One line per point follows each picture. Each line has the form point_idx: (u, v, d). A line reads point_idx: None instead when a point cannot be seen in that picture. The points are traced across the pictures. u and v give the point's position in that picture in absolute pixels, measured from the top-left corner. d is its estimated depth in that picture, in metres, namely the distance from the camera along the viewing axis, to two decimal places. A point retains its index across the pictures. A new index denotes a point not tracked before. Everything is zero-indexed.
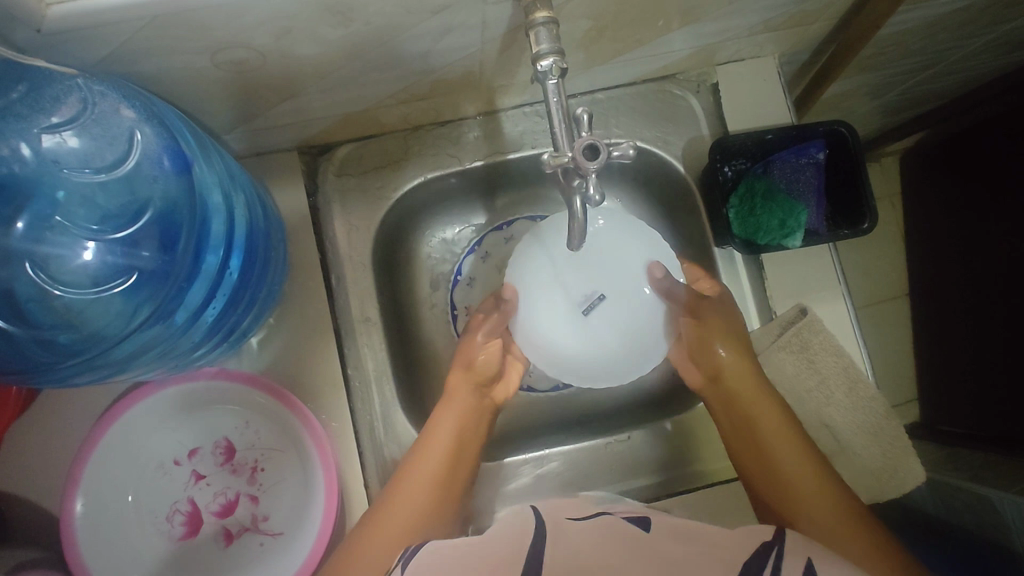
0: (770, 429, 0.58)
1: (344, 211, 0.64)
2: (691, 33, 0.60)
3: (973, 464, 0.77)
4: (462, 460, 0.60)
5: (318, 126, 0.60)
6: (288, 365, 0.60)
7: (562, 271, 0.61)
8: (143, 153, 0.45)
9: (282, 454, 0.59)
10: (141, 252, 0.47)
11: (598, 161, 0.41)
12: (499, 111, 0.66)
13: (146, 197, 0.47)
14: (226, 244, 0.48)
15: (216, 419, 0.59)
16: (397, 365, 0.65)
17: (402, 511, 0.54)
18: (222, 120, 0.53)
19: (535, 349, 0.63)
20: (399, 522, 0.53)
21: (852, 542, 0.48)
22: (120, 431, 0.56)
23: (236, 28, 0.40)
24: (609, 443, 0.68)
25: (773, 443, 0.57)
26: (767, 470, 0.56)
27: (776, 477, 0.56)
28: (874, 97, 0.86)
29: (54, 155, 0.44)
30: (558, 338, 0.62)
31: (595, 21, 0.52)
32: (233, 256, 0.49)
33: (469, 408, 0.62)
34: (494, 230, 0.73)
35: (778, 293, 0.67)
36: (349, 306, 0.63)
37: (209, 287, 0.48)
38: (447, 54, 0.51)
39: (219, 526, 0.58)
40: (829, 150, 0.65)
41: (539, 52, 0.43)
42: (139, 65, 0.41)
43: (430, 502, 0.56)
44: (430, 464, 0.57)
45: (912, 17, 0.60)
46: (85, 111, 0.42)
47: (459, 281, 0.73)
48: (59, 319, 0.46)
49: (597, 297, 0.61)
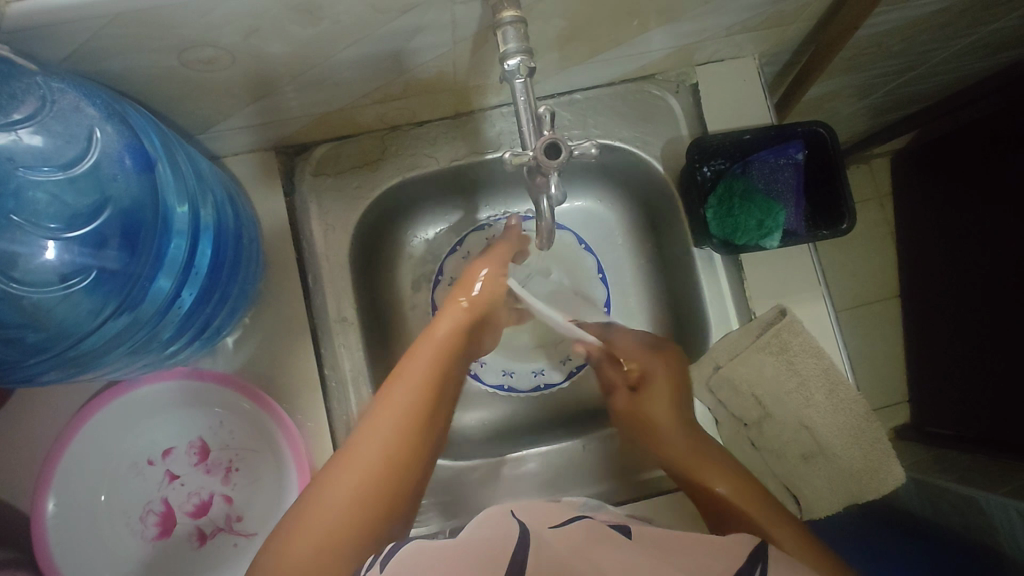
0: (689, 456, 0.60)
1: (321, 211, 0.64)
2: (669, 33, 0.60)
3: (959, 465, 0.77)
4: (438, 408, 0.53)
5: (295, 126, 0.59)
6: (265, 364, 0.60)
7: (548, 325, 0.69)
8: (104, 151, 0.45)
9: (258, 454, 0.58)
10: (108, 251, 0.47)
11: (560, 159, 0.40)
12: (478, 111, 0.66)
13: (112, 195, 0.47)
14: (191, 237, 0.48)
15: (189, 420, 0.58)
16: (375, 366, 0.65)
17: (354, 469, 0.46)
18: (195, 120, 0.53)
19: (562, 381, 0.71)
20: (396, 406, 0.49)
21: (784, 539, 0.50)
22: (91, 431, 0.56)
23: (203, 26, 0.40)
24: (585, 446, 0.68)
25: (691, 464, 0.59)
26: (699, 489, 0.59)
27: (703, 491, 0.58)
28: (860, 97, 0.86)
29: (10, 153, 0.43)
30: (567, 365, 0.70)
31: (568, 21, 0.52)
32: (200, 246, 0.49)
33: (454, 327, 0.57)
34: (475, 230, 0.71)
35: (758, 293, 0.67)
36: (326, 306, 0.63)
37: (177, 279, 0.48)
38: (418, 54, 0.51)
39: (193, 526, 0.57)
40: (808, 150, 0.65)
41: (506, 52, 0.43)
42: (104, 64, 0.41)
43: (416, 427, 0.50)
44: (436, 346, 0.55)
45: (889, 18, 0.61)
46: (44, 108, 0.42)
47: (441, 281, 0.71)
48: (26, 318, 0.46)
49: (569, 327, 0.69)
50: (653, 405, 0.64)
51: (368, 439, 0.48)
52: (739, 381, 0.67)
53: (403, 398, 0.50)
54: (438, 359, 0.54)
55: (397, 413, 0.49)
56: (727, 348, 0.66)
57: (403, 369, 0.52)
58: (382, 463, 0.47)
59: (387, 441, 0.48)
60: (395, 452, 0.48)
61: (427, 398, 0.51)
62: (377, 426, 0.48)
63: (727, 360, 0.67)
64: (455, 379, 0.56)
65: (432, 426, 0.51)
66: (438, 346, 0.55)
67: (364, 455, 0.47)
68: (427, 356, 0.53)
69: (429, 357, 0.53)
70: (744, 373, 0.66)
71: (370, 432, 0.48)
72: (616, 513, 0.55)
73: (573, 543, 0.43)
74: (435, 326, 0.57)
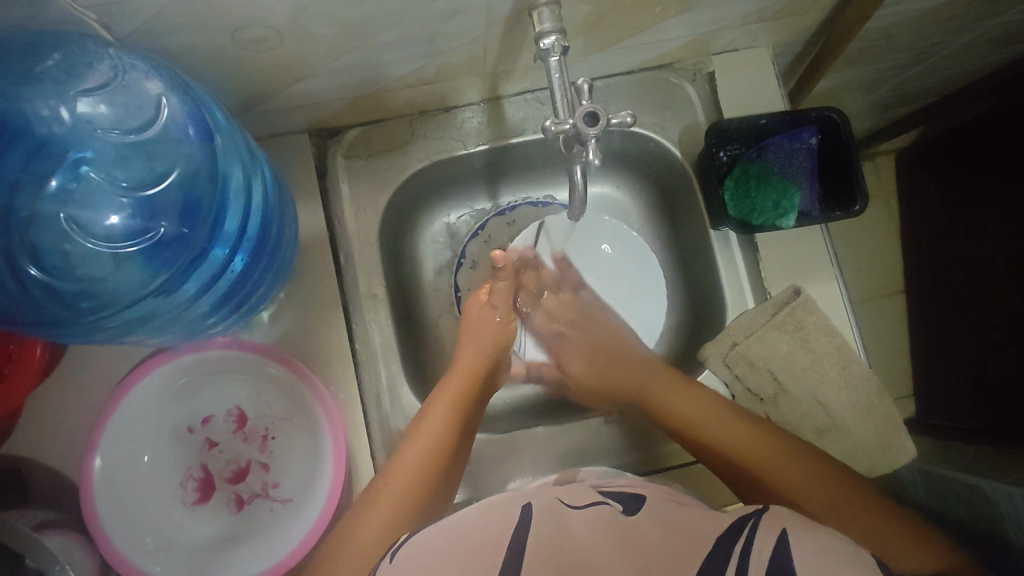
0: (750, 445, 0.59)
1: (353, 192, 0.67)
2: (687, 21, 0.62)
3: (966, 455, 0.79)
4: (465, 433, 0.61)
5: (329, 109, 0.62)
6: (300, 337, 0.63)
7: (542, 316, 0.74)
8: (171, 119, 0.47)
9: (293, 423, 0.61)
10: (160, 220, 0.49)
11: (598, 126, 0.43)
12: (502, 97, 0.69)
13: (171, 163, 0.49)
14: (240, 228, 0.51)
15: (228, 390, 0.61)
16: (402, 342, 0.68)
17: (397, 485, 0.55)
18: (237, 100, 0.55)
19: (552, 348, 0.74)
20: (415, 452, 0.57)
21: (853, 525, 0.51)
22: (137, 395, 0.58)
23: (255, 6, 0.42)
24: (609, 419, 0.70)
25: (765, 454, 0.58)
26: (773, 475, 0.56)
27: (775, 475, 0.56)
28: (867, 90, 0.88)
29: (89, 118, 0.46)
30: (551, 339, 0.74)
31: (595, 7, 0.55)
32: (241, 246, 0.51)
33: (471, 375, 0.64)
34: (496, 214, 0.74)
35: (773, 274, 0.69)
36: (357, 284, 0.66)
37: (215, 269, 0.51)
38: (453, 38, 0.54)
39: (231, 492, 0.60)
40: (821, 135, 0.67)
41: (542, 31, 0.46)
42: (164, 40, 0.44)
43: (428, 465, 0.57)
44: (449, 397, 0.62)
45: (897, 10, 0.64)
46: (115, 78, 0.44)
47: (463, 264, 0.73)
48: (81, 284, 0.48)
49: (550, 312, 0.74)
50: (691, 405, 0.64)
51: (392, 479, 0.56)
52: (755, 358, 0.68)
53: (433, 425, 0.59)
54: (449, 405, 0.61)
55: (429, 436, 0.58)
56: (743, 326, 0.68)
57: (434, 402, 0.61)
58: (417, 481, 0.56)
59: (421, 457, 0.57)
60: (430, 470, 0.57)
61: (456, 424, 0.60)
62: (400, 465, 0.57)
63: (743, 338, 0.68)
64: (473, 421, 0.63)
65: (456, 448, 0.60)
66: (463, 380, 0.63)
67: (404, 475, 0.56)
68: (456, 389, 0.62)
69: (441, 406, 0.61)
70: (760, 350, 0.68)
71: (404, 456, 0.57)
72: (638, 481, 0.57)
73: (576, 532, 0.47)
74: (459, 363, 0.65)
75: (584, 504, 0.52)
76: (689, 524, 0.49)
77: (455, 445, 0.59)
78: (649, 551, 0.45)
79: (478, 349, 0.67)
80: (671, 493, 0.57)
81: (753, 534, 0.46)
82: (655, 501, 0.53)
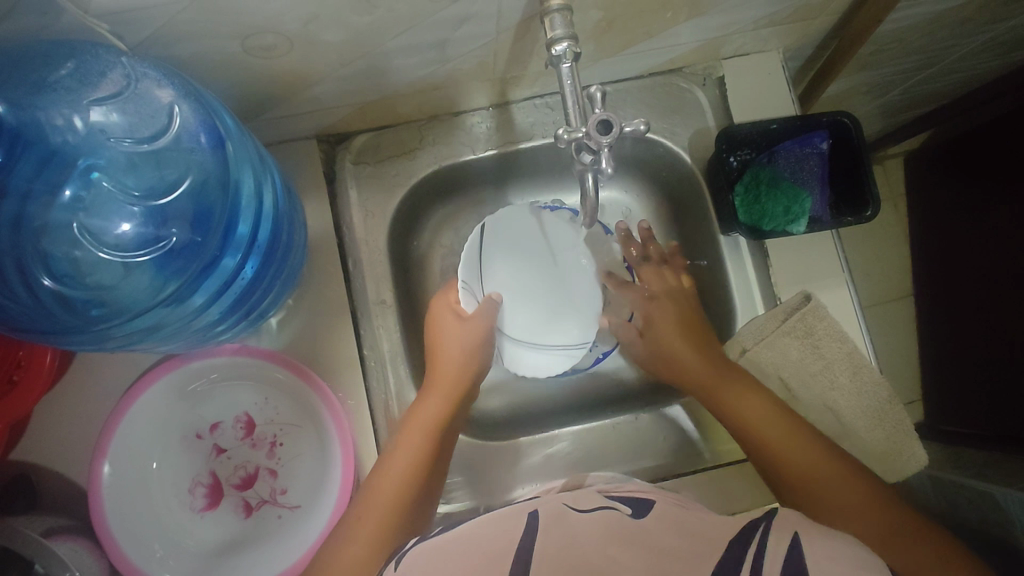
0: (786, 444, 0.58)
1: (361, 198, 0.67)
2: (697, 27, 0.62)
3: (977, 461, 0.79)
4: (440, 455, 0.59)
5: (339, 114, 0.62)
6: (308, 343, 0.62)
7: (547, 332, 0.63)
8: (182, 126, 0.47)
9: (301, 429, 0.61)
10: (171, 227, 0.50)
11: (611, 135, 0.43)
12: (511, 103, 0.68)
13: (182, 171, 0.49)
14: (250, 236, 0.51)
15: (238, 396, 0.61)
16: (410, 347, 0.67)
17: (373, 512, 0.54)
18: (246, 106, 0.55)
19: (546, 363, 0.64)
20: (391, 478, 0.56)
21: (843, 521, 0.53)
22: (146, 402, 0.58)
23: (267, 14, 0.42)
24: (617, 423, 0.69)
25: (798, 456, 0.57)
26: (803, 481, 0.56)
27: (804, 481, 0.56)
28: (878, 94, 0.88)
29: (102, 127, 0.46)
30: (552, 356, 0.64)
31: (605, 12, 0.54)
32: (252, 252, 0.51)
33: (449, 391, 0.62)
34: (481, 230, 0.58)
35: (784, 280, 0.68)
36: (366, 289, 0.65)
37: (226, 277, 0.51)
38: (463, 45, 0.53)
39: (239, 498, 0.59)
40: (833, 140, 0.67)
41: (554, 38, 0.45)
42: (174, 49, 0.43)
43: (403, 490, 0.56)
44: (425, 417, 0.59)
45: (910, 13, 0.63)
46: (128, 87, 0.44)
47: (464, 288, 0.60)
48: (91, 292, 0.48)
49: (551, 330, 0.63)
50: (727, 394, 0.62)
51: (368, 506, 0.55)
52: (766, 364, 0.68)
53: (407, 449, 0.57)
54: (427, 426, 0.59)
55: (404, 464, 0.57)
56: (752, 333, 0.68)
57: (409, 425, 0.59)
58: (395, 511, 0.55)
59: (399, 482, 0.56)
60: (405, 497, 0.55)
61: (429, 450, 0.58)
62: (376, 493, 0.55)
63: (753, 344, 0.68)
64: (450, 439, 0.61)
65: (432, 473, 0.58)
66: (441, 401, 0.61)
67: (380, 502, 0.55)
68: (434, 411, 0.60)
69: (417, 428, 0.59)
70: (770, 356, 0.68)
71: (380, 483, 0.56)
72: (651, 487, 0.57)
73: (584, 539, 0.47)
74: (437, 380, 0.62)
75: (588, 508, 0.51)
76: (706, 529, 0.49)
77: (429, 470, 0.58)
78: (659, 555, 0.45)
79: (457, 358, 0.63)
80: (678, 497, 0.56)
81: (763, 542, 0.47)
82: (664, 505, 0.52)
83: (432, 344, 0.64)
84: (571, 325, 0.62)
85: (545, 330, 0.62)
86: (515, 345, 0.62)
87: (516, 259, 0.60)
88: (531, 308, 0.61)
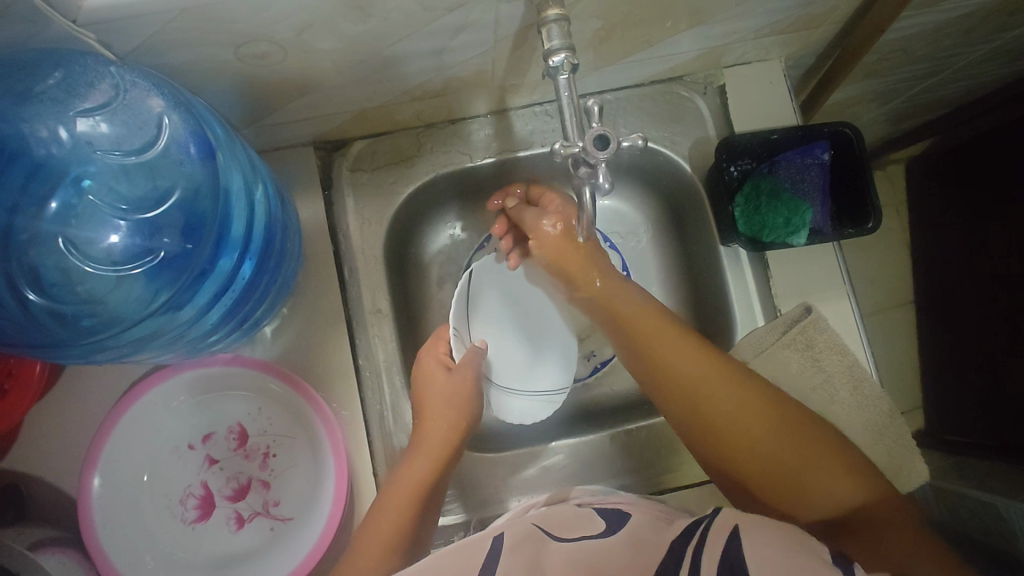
0: (753, 436, 0.53)
1: (357, 205, 0.66)
2: (697, 35, 0.61)
3: (978, 472, 0.78)
4: (428, 508, 0.58)
5: (335, 122, 0.61)
6: (303, 353, 0.62)
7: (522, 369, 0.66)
8: (172, 137, 0.46)
9: (294, 440, 0.60)
10: (163, 237, 0.49)
11: (608, 150, 0.42)
12: (510, 110, 0.68)
13: (175, 180, 0.48)
14: (242, 247, 0.50)
15: (230, 406, 0.60)
16: (406, 357, 0.67)
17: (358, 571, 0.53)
18: (239, 114, 0.54)
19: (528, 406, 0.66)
20: (379, 536, 0.55)
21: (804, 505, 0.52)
22: (136, 412, 0.57)
23: (261, 23, 0.41)
24: (612, 437, 0.68)
25: (773, 447, 0.53)
26: (773, 475, 0.53)
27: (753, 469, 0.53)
28: (880, 103, 0.87)
29: (89, 138, 0.45)
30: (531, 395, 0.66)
31: (605, 21, 0.54)
32: (245, 261, 0.51)
33: (439, 444, 0.60)
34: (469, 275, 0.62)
35: (783, 291, 0.68)
36: (361, 298, 0.65)
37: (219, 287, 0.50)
38: (461, 52, 0.53)
39: (231, 510, 0.59)
40: (834, 151, 0.66)
41: (550, 48, 0.44)
42: (165, 57, 0.43)
43: (389, 548, 0.55)
44: (414, 472, 0.58)
45: (914, 23, 0.62)
46: (116, 97, 0.43)
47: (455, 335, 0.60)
48: (81, 302, 0.48)
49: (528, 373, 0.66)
50: (693, 385, 0.55)
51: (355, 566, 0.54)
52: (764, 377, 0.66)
53: (394, 505, 0.56)
54: (414, 481, 0.58)
55: (389, 521, 0.56)
56: (752, 345, 0.66)
57: (398, 478, 0.58)
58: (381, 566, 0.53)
59: (386, 538, 0.55)
60: (392, 553, 0.54)
61: (417, 503, 0.57)
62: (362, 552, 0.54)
63: (752, 357, 0.66)
64: (439, 492, 0.60)
65: (420, 527, 0.57)
66: (430, 460, 0.59)
67: (367, 560, 0.54)
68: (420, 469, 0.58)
69: (404, 483, 0.58)
70: (769, 370, 0.66)
71: (366, 541, 0.55)
72: (633, 498, 0.56)
73: (581, 555, 0.46)
74: (425, 436, 0.60)
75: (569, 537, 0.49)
76: (659, 540, 0.48)
77: (418, 523, 0.57)
78: (615, 569, 0.44)
79: (446, 418, 0.61)
80: (663, 510, 0.55)
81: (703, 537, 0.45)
82: (639, 517, 0.52)
83: (417, 390, 0.62)
84: (553, 372, 0.67)
85: (520, 373, 0.66)
86: (499, 391, 0.65)
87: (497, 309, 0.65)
88: (512, 356, 0.66)
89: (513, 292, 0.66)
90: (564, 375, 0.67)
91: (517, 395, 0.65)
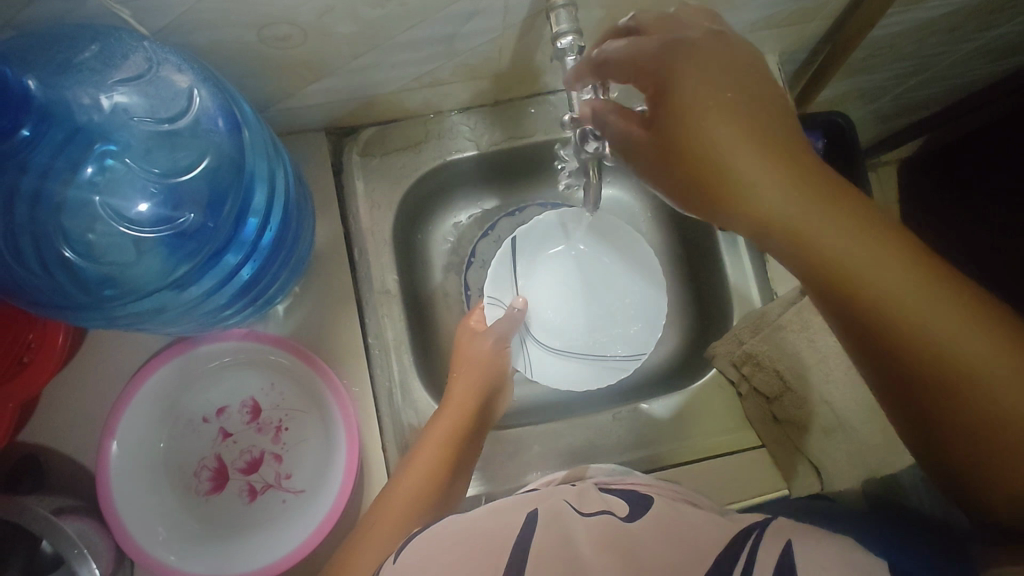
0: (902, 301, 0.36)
1: (367, 189, 0.68)
2: None
3: None
4: (456, 471, 0.60)
5: (348, 108, 0.64)
6: (314, 330, 0.64)
7: (570, 334, 0.70)
8: (199, 112, 0.48)
9: (306, 414, 0.62)
10: (184, 211, 0.51)
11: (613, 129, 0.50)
12: (516, 99, 0.70)
13: (200, 155, 0.50)
14: (261, 218, 0.52)
15: (245, 380, 0.62)
16: (414, 336, 0.69)
17: (387, 523, 0.54)
18: (259, 97, 0.57)
19: (566, 371, 0.68)
20: (410, 491, 0.56)
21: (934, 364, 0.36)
22: (155, 385, 0.59)
23: (282, 6, 0.44)
24: (618, 415, 0.70)
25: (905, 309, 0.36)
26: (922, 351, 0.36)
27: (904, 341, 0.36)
28: (870, 100, 0.90)
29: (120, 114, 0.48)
30: (570, 362, 0.69)
31: (608, 11, 0.56)
32: (264, 232, 0.53)
33: (467, 408, 0.62)
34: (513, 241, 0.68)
35: (779, 274, 0.70)
36: (372, 279, 0.67)
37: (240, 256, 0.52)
38: (470, 39, 0.55)
39: (243, 482, 0.60)
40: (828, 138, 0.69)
41: (558, 32, 0.47)
42: (194, 36, 0.45)
43: (415, 502, 0.55)
44: (439, 433, 0.60)
45: (902, 19, 0.66)
46: (149, 70, 0.45)
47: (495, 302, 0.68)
48: (104, 273, 0.49)
49: (570, 342, 0.69)
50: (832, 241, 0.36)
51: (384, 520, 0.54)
52: (761, 357, 0.67)
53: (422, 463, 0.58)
54: (441, 440, 0.59)
55: (419, 478, 0.57)
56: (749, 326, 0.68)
57: (425, 441, 0.60)
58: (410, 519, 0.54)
59: (415, 493, 0.56)
60: (420, 507, 0.55)
61: (445, 462, 0.59)
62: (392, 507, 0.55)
63: (751, 337, 0.67)
64: (469, 455, 0.61)
65: (448, 486, 0.58)
66: (454, 421, 0.61)
67: (396, 514, 0.54)
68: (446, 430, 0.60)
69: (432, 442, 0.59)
70: (767, 349, 0.66)
71: (394, 497, 0.56)
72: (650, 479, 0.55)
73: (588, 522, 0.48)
74: (451, 401, 0.62)
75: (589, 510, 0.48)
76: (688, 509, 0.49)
77: (448, 483, 0.58)
78: (625, 530, 0.45)
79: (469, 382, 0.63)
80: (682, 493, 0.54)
81: (755, 548, 0.42)
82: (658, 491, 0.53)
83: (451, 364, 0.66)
84: (608, 340, 0.69)
85: (560, 342, 0.69)
86: (537, 349, 0.69)
87: (544, 280, 0.71)
88: (567, 320, 0.70)
89: (573, 266, 0.71)
90: (609, 347, 0.69)
91: (554, 359, 0.69)
